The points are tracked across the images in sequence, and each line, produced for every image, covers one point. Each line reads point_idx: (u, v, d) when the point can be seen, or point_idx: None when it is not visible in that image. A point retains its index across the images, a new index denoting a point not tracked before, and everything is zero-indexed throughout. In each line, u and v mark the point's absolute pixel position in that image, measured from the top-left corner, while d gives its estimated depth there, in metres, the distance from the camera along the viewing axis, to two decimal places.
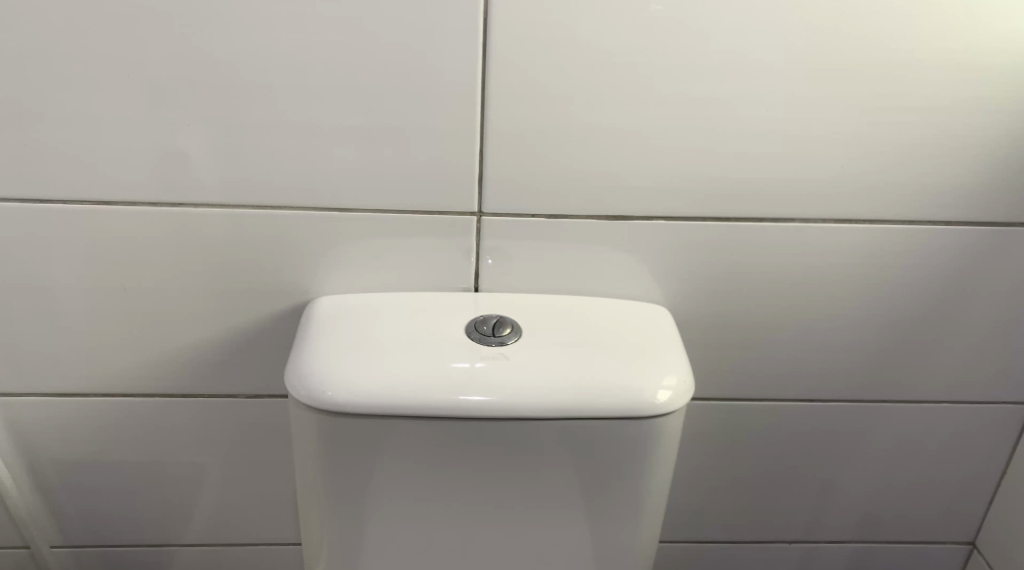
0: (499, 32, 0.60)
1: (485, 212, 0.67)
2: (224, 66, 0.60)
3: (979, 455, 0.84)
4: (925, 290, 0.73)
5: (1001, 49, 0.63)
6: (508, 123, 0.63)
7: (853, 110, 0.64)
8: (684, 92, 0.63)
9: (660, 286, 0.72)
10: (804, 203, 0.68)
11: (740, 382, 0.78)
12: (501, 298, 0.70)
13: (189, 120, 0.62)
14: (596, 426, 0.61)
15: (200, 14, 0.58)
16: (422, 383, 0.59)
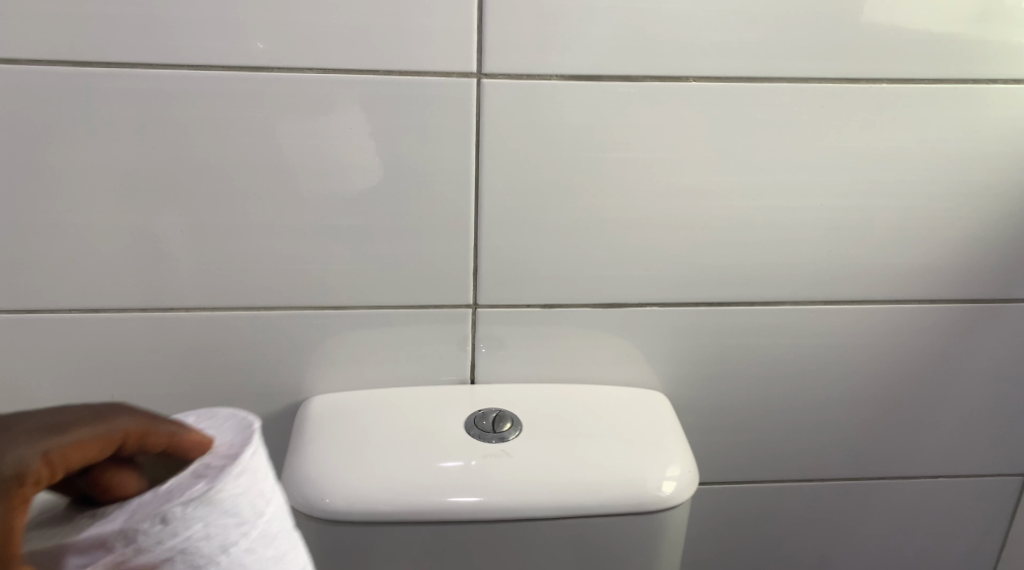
0: (492, 131, 0.61)
1: (480, 305, 0.67)
2: (218, 172, 0.60)
3: (979, 528, 0.83)
4: (915, 367, 0.74)
5: (975, 137, 0.65)
6: (501, 217, 0.64)
7: (837, 195, 0.66)
8: (673, 183, 0.64)
9: (656, 370, 0.72)
10: (795, 285, 0.69)
11: (739, 464, 0.78)
12: (498, 389, 0.69)
13: (181, 225, 0.62)
14: (602, 522, 0.59)
15: (195, 122, 0.59)
16: (425, 486, 0.58)
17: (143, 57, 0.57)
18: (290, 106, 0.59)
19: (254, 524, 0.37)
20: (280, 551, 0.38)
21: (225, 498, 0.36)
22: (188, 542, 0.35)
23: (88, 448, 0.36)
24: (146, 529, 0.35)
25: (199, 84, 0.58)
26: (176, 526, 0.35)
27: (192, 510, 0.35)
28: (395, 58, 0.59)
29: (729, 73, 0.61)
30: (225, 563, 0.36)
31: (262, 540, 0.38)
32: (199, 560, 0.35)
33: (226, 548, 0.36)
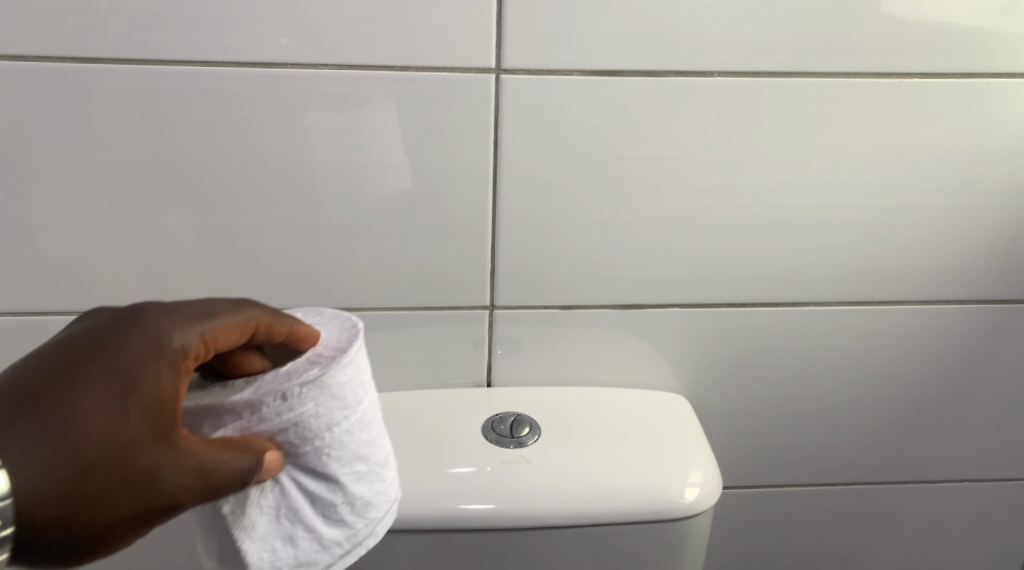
0: (511, 128, 0.59)
1: (497, 306, 0.66)
2: (231, 171, 0.59)
3: (1006, 534, 0.81)
4: (943, 369, 0.72)
5: (1010, 134, 0.63)
6: (519, 216, 0.62)
7: (865, 193, 0.64)
8: (695, 181, 0.63)
9: (676, 373, 0.70)
10: (820, 286, 0.68)
11: (761, 468, 0.76)
12: (515, 392, 0.68)
13: (192, 226, 0.61)
14: (622, 530, 0.58)
15: (207, 120, 0.58)
16: (441, 493, 0.57)
17: (154, 53, 0.56)
18: (304, 103, 0.58)
19: (354, 409, 0.41)
20: (373, 438, 0.42)
21: (335, 383, 0.40)
22: (302, 417, 0.39)
23: (230, 333, 0.39)
24: (268, 402, 0.39)
25: (211, 81, 0.57)
26: (294, 403, 0.39)
27: (308, 389, 0.39)
28: (412, 54, 0.57)
29: (755, 68, 0.59)
30: (329, 439, 0.40)
31: (361, 424, 0.42)
32: (309, 433, 0.39)
33: (332, 427, 0.40)
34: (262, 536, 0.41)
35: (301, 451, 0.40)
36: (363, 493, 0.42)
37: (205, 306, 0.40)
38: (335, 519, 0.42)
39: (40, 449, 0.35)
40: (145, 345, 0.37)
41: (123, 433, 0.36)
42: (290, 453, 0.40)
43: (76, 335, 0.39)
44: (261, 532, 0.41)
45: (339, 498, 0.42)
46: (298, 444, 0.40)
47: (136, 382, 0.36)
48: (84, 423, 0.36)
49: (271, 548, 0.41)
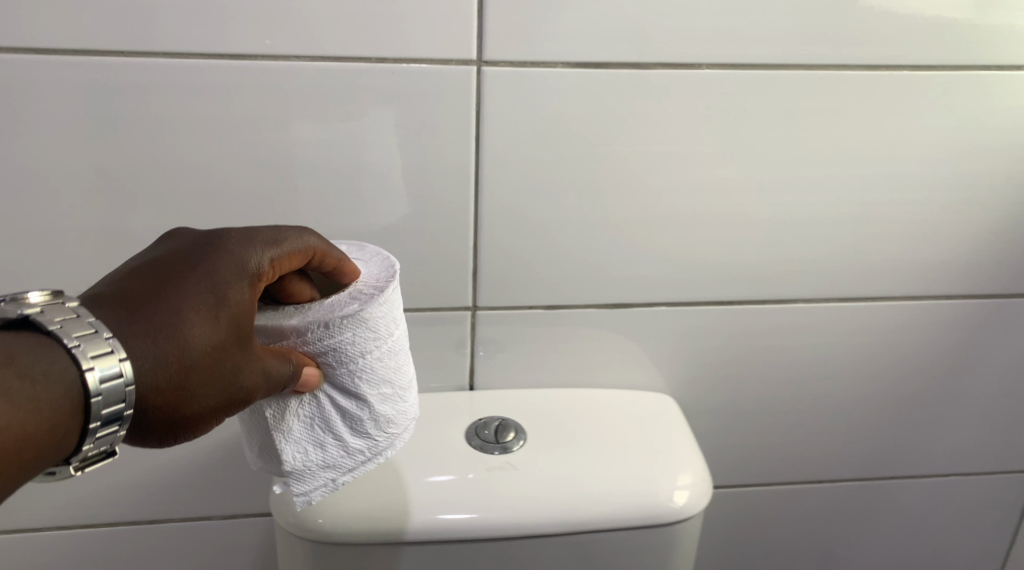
0: (493, 123, 0.57)
1: (480, 307, 0.64)
2: (201, 168, 0.57)
3: (988, 526, 0.81)
4: (929, 364, 0.72)
5: (997, 126, 0.62)
6: (502, 215, 0.60)
7: (853, 189, 0.63)
8: (682, 177, 0.61)
9: (663, 373, 0.69)
10: (807, 283, 0.66)
11: (747, 468, 0.75)
12: (498, 395, 0.66)
13: (157, 228, 0.58)
14: (611, 537, 0.56)
15: (172, 116, 0.55)
16: (425, 502, 0.54)
17: (117, 45, 0.53)
18: (277, 97, 0.55)
19: (385, 340, 0.45)
20: (400, 364, 0.46)
21: (372, 318, 0.43)
22: (340, 344, 0.43)
23: (295, 257, 0.44)
24: (312, 328, 0.42)
25: (179, 75, 0.54)
26: (334, 332, 0.43)
27: (348, 322, 0.43)
28: (390, 45, 0.55)
29: (742, 61, 0.58)
30: (361, 364, 0.44)
31: (390, 352, 0.45)
32: (344, 358, 0.43)
33: (366, 353, 0.44)
34: (297, 440, 0.45)
35: (335, 373, 0.44)
36: (387, 411, 0.46)
37: (275, 234, 0.44)
38: (360, 431, 0.46)
39: (141, 346, 0.38)
40: (228, 264, 0.42)
41: (214, 335, 0.40)
42: (327, 374, 0.44)
43: (162, 253, 0.43)
44: (296, 436, 0.45)
45: (365, 414, 0.46)
46: (334, 366, 0.44)
47: (225, 293, 0.41)
48: (177, 325, 0.39)
49: (305, 451, 0.45)
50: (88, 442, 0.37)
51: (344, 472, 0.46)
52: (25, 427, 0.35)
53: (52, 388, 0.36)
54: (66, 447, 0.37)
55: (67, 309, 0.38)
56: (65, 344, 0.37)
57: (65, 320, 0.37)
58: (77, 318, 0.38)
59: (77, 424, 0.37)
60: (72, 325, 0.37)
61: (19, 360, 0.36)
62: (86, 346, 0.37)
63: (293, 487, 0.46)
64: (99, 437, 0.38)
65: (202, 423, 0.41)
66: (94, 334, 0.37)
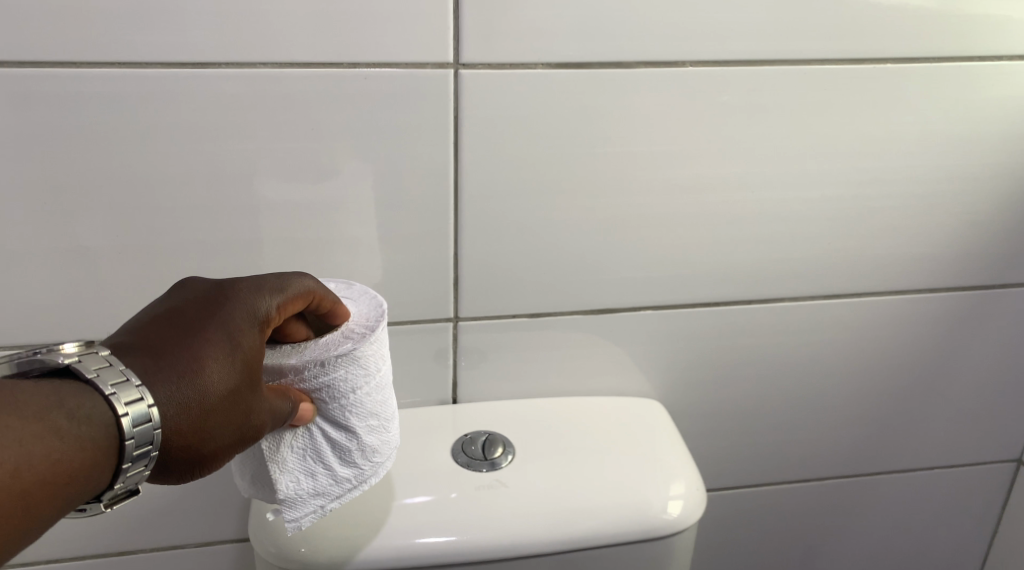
0: (471, 127, 0.55)
1: (462, 318, 0.61)
2: (164, 184, 0.53)
3: (973, 516, 0.81)
4: (913, 358, 0.71)
5: (980, 119, 0.62)
6: (483, 222, 0.58)
7: (838, 185, 0.62)
8: (667, 177, 0.60)
9: (649, 377, 0.68)
10: (793, 282, 0.65)
11: (736, 468, 0.74)
12: (483, 407, 0.64)
13: (119, 246, 0.55)
14: (605, 552, 0.55)
15: (131, 129, 0.52)
16: (413, 526, 0.52)
17: (67, 54, 0.49)
18: (242, 106, 0.52)
19: (375, 375, 0.45)
20: (388, 399, 0.47)
21: (365, 355, 0.44)
22: (335, 381, 0.43)
23: (300, 301, 0.44)
24: (308, 367, 0.43)
25: (136, 85, 0.51)
26: (329, 370, 0.43)
27: (343, 359, 0.43)
28: (361, 49, 0.52)
29: (726, 57, 0.56)
30: (352, 399, 0.44)
31: (379, 387, 0.46)
32: (337, 394, 0.44)
33: (359, 389, 0.44)
34: (289, 470, 0.45)
35: (328, 407, 0.44)
36: (375, 441, 0.46)
37: (279, 279, 0.43)
38: (349, 460, 0.46)
39: (159, 392, 0.37)
40: (240, 310, 0.41)
41: (230, 380, 0.39)
42: (319, 410, 0.44)
43: (166, 302, 0.41)
44: (288, 466, 0.45)
45: (353, 444, 0.45)
46: (327, 401, 0.44)
47: (238, 339, 0.40)
48: (194, 371, 0.38)
49: (297, 481, 0.45)
50: (118, 483, 0.37)
51: (334, 501, 0.46)
52: (60, 471, 0.34)
53: (89, 434, 0.35)
54: (96, 490, 0.36)
55: (100, 356, 0.37)
56: (101, 391, 0.36)
57: (101, 368, 0.36)
58: (111, 366, 0.36)
59: (111, 466, 0.36)
60: (108, 373, 0.36)
61: (59, 405, 0.35)
62: (122, 393, 0.36)
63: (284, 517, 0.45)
64: (128, 479, 0.37)
65: (213, 467, 0.40)
66: (128, 381, 0.36)
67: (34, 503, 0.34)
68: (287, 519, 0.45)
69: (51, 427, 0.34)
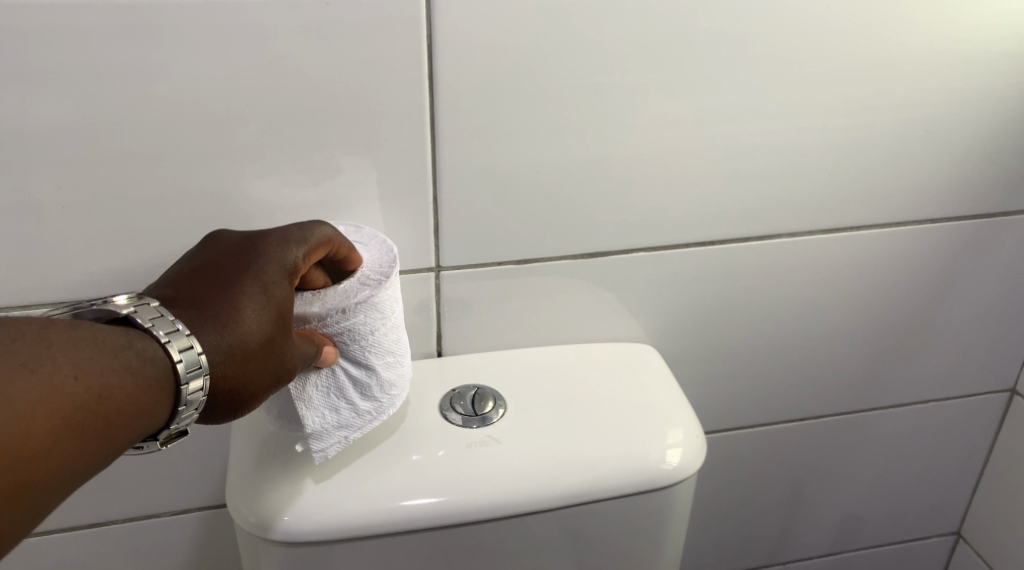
0: (447, 59, 0.50)
1: (443, 267, 0.58)
2: (110, 129, 0.49)
3: (964, 446, 0.81)
4: (910, 293, 0.69)
5: (987, 36, 0.58)
6: (463, 164, 0.54)
7: (838, 113, 0.59)
8: (659, 110, 0.56)
9: (642, 322, 0.65)
10: (790, 218, 0.63)
11: (729, 411, 0.72)
12: (470, 360, 0.61)
13: (66, 202, 0.50)
14: (604, 506, 0.52)
15: (68, 70, 0.46)
16: (402, 488, 0.49)
17: None
18: (192, 40, 0.47)
19: (390, 317, 0.47)
20: (402, 337, 0.49)
21: (381, 299, 0.46)
22: (356, 325, 0.45)
23: (320, 250, 0.46)
24: (331, 314, 0.44)
25: (71, 17, 0.45)
26: (350, 315, 0.44)
27: (362, 305, 0.45)
28: None
29: None
30: (372, 341, 0.46)
31: (394, 327, 0.47)
32: (359, 339, 0.45)
33: (377, 330, 0.46)
34: (315, 406, 0.47)
35: (349, 349, 0.46)
36: (392, 376, 0.48)
37: (300, 231, 0.45)
38: (369, 394, 0.48)
39: (205, 340, 0.38)
40: (270, 262, 0.42)
41: (268, 326, 0.40)
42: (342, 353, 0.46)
43: (194, 261, 0.42)
44: (313, 403, 0.46)
45: (373, 381, 0.47)
46: (348, 344, 0.45)
47: (272, 289, 0.41)
48: (235, 319, 0.39)
49: (323, 417, 0.47)
50: (173, 424, 0.38)
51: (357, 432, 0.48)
52: (130, 404, 0.36)
53: (153, 375, 0.37)
54: (158, 427, 0.38)
55: (154, 307, 0.38)
56: (156, 338, 0.37)
57: (156, 318, 0.37)
58: (164, 315, 0.38)
59: (168, 408, 0.37)
60: (162, 322, 0.37)
61: (129, 345, 0.36)
62: (174, 341, 0.37)
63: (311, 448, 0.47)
64: (182, 421, 0.38)
65: (250, 409, 0.41)
66: (180, 330, 0.37)
67: (111, 429, 0.35)
68: (314, 451, 0.47)
69: (124, 364, 0.36)
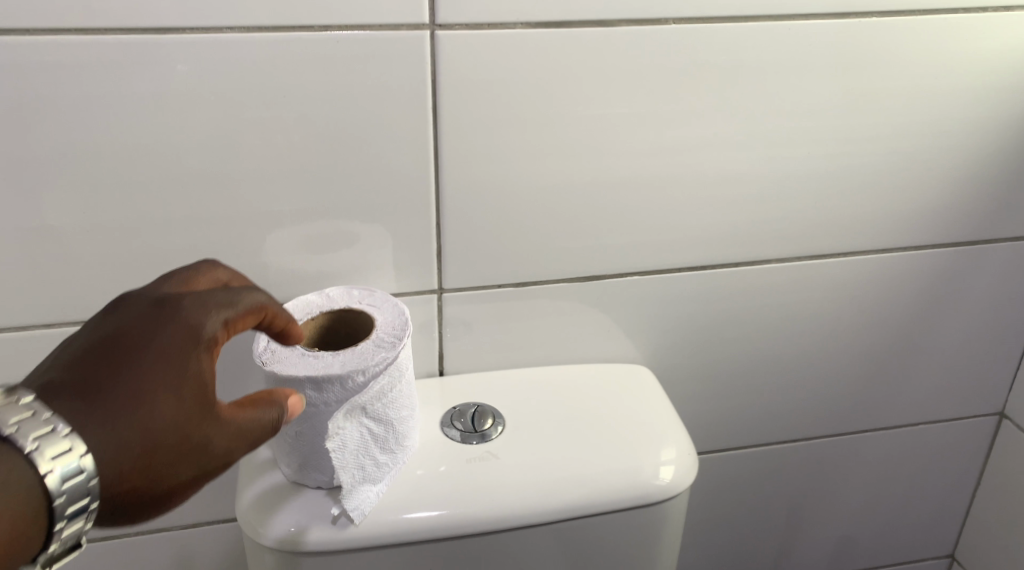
0: (450, 91, 0.53)
1: (445, 289, 0.60)
2: (130, 157, 0.51)
3: (956, 469, 0.83)
4: (898, 317, 0.72)
5: (965, 71, 0.61)
6: (464, 190, 0.57)
7: (822, 142, 0.61)
8: (651, 140, 0.58)
9: (637, 344, 0.67)
10: (779, 244, 0.65)
11: (724, 430, 0.74)
12: (470, 379, 0.63)
13: (87, 225, 0.53)
14: (599, 520, 0.54)
15: (94, 101, 0.49)
16: (404, 501, 0.51)
17: (16, 21, 0.47)
18: (209, 73, 0.50)
19: (404, 375, 0.49)
20: (412, 391, 0.51)
21: (400, 359, 0.47)
22: (378, 385, 0.47)
23: (248, 319, 0.44)
24: (353, 376, 0.45)
25: (95, 53, 0.48)
26: (372, 376, 0.46)
27: (384, 366, 0.46)
28: (331, 11, 0.50)
29: (710, 13, 0.55)
30: (389, 398, 0.48)
31: (406, 383, 0.50)
32: (378, 398, 0.47)
33: (395, 388, 0.48)
34: (347, 467, 0.48)
35: (373, 408, 0.47)
36: (405, 429, 0.51)
37: (226, 295, 0.43)
38: (388, 448, 0.50)
39: (102, 433, 0.39)
40: (180, 335, 0.41)
41: (180, 405, 0.40)
42: (364, 412, 0.47)
43: (109, 330, 0.42)
44: (346, 464, 0.48)
45: (391, 435, 0.50)
46: (372, 403, 0.47)
47: (181, 372, 0.41)
48: (140, 409, 0.40)
49: (353, 475, 0.49)
50: (54, 540, 0.38)
51: (381, 486, 0.50)
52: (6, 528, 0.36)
53: (19, 491, 0.36)
54: (35, 547, 0.37)
55: (21, 408, 0.37)
56: (20, 450, 0.36)
57: (23, 423, 0.37)
58: (34, 420, 0.37)
59: (45, 522, 0.37)
60: (31, 428, 0.37)
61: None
62: (46, 449, 0.37)
63: (346, 507, 0.49)
64: (67, 534, 0.38)
65: (176, 500, 0.42)
66: (54, 434, 0.37)
67: None
68: (350, 510, 0.49)
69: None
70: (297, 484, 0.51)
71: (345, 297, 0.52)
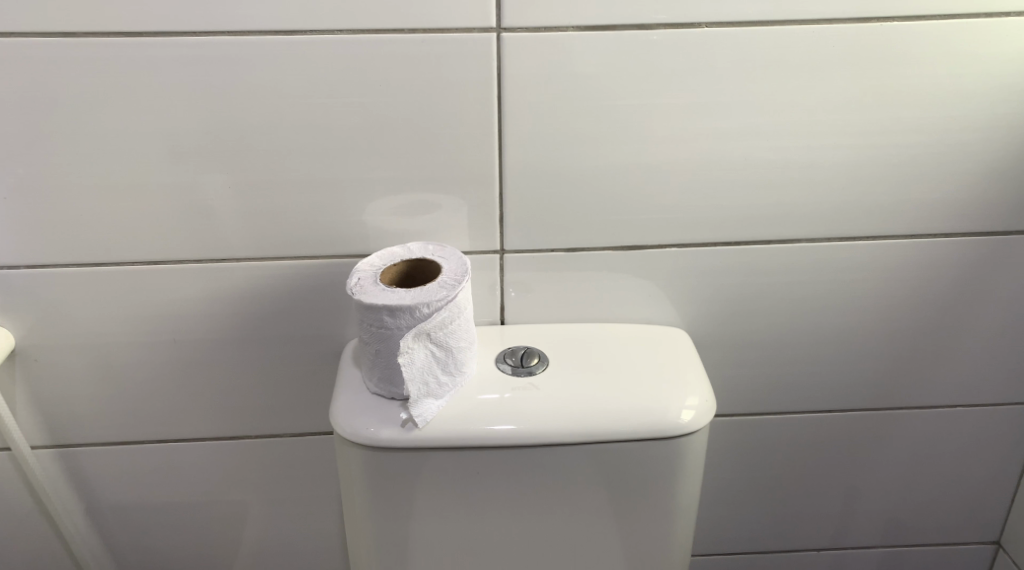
0: (512, 85, 0.64)
1: (507, 250, 0.71)
2: (260, 130, 0.65)
3: (997, 453, 0.86)
4: (931, 300, 0.77)
5: (990, 71, 0.66)
6: (523, 166, 0.67)
7: (850, 133, 0.68)
8: (688, 128, 0.67)
9: (678, 308, 0.76)
10: (810, 224, 0.72)
11: (760, 396, 0.81)
12: (525, 329, 0.73)
13: (227, 182, 0.67)
14: (624, 447, 0.64)
15: (234, 86, 0.63)
16: (459, 416, 0.62)
17: (181, 24, 0.61)
18: (321, 66, 0.63)
19: (463, 311, 0.60)
20: (470, 326, 0.62)
21: (459, 297, 0.59)
22: (441, 316, 0.58)
23: None
24: (421, 307, 0.57)
25: (238, 48, 0.62)
26: (436, 308, 0.58)
27: (445, 300, 0.58)
28: (418, 17, 0.62)
29: (740, 19, 0.63)
30: (450, 328, 0.60)
31: (465, 319, 0.61)
32: (441, 326, 0.59)
33: (454, 320, 0.60)
34: (415, 380, 0.60)
35: (436, 334, 0.59)
36: (463, 356, 0.63)
37: None
38: (448, 369, 0.62)
39: None
40: None
41: None
42: (430, 337, 0.59)
43: None
44: (414, 378, 0.60)
45: (451, 359, 0.62)
46: (436, 331, 0.59)
47: None
48: None
49: (419, 388, 0.60)
50: None
51: (442, 400, 0.62)
52: None
53: None
54: None
55: None
56: None
57: None
58: None
59: None
60: None
61: None
62: None
63: (412, 412, 0.61)
64: None
65: None
66: None
67: None
68: (416, 416, 0.61)
69: None
70: (376, 396, 0.63)
71: (422, 248, 0.63)
